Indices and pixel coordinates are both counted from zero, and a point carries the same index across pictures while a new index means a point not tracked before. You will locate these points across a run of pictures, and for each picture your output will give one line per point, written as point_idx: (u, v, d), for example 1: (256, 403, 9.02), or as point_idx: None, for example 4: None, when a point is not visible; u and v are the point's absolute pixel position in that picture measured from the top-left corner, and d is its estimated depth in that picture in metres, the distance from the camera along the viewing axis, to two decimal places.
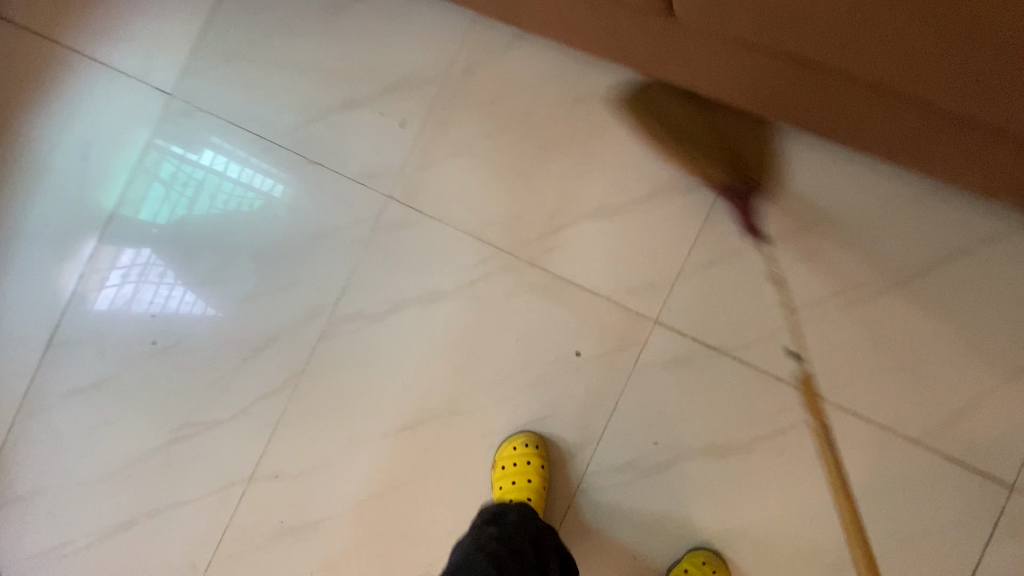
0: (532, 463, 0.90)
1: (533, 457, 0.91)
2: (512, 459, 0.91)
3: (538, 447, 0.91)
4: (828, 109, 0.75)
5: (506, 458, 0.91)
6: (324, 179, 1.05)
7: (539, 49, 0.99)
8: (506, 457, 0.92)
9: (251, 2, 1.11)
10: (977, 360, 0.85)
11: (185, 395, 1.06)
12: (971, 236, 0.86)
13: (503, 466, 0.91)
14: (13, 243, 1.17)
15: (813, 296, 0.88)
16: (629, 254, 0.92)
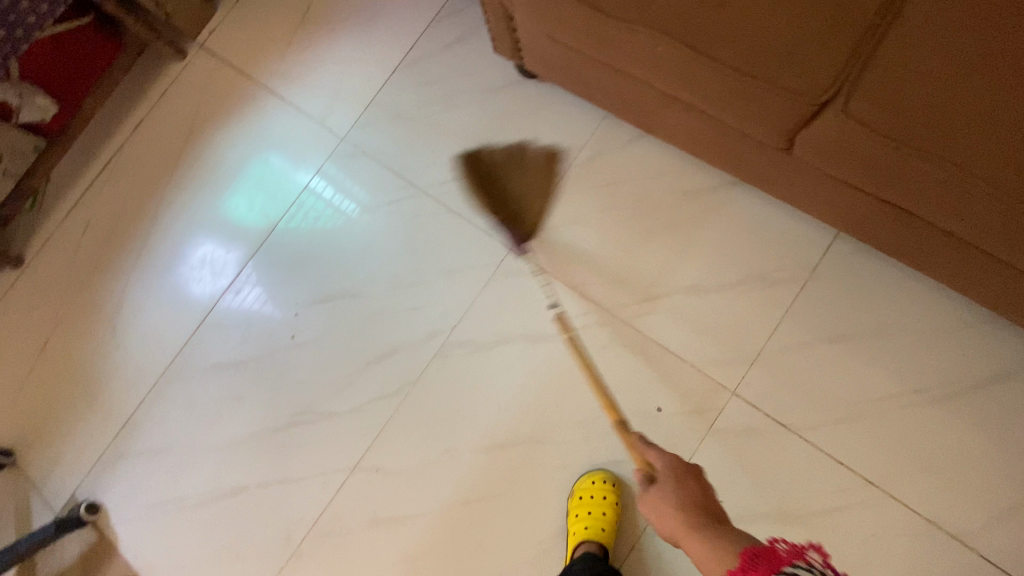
0: (607, 498, 1.02)
1: (609, 493, 1.03)
2: (591, 491, 1.03)
3: (614, 484, 1.04)
4: (905, 242, 0.90)
5: (585, 490, 1.04)
6: (458, 224, 1.25)
7: (657, 148, 1.19)
8: (585, 488, 1.04)
9: (420, 73, 1.35)
10: (1019, 473, 0.96)
11: (310, 386, 1.24)
12: (1019, 363, 0.99)
13: (581, 496, 1.03)
14: (189, 235, 1.41)
15: (874, 393, 1.01)
16: (714, 331, 1.08)
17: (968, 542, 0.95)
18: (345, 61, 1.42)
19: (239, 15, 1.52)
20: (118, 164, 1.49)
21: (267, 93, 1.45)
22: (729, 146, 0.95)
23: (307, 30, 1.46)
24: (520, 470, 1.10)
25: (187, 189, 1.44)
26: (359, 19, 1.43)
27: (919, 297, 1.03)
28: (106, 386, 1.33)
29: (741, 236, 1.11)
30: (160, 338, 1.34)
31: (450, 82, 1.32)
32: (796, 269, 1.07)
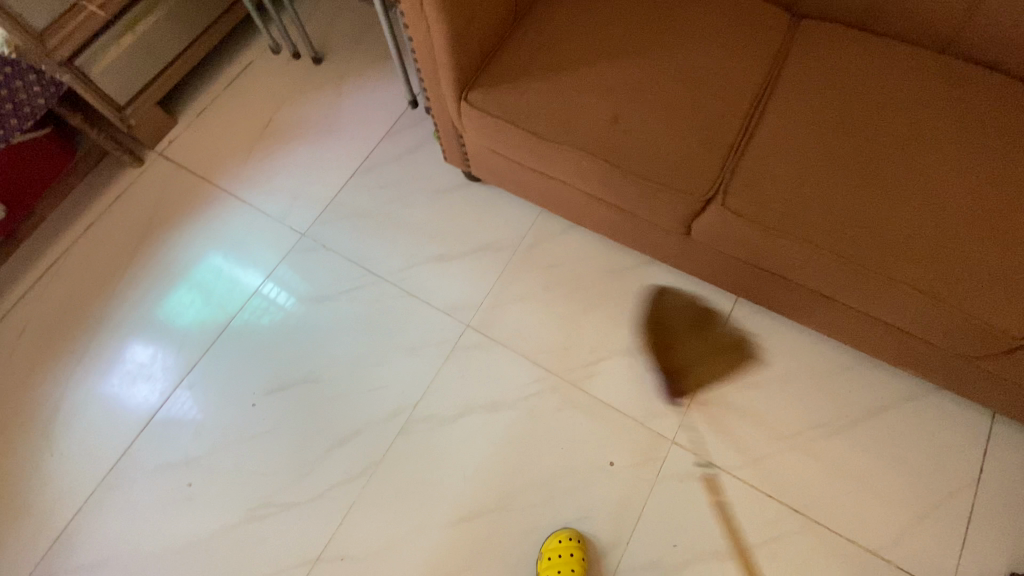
0: (574, 554, 1.06)
1: (575, 549, 1.07)
2: (558, 550, 1.07)
3: (579, 541, 1.08)
4: (787, 301, 1.10)
5: (553, 549, 1.07)
6: (417, 307, 1.37)
7: (587, 235, 1.40)
8: (552, 548, 1.07)
9: (376, 176, 1.52)
10: (916, 487, 1.11)
11: (268, 478, 1.22)
12: (899, 393, 1.18)
13: (549, 557, 1.06)
14: (139, 332, 1.40)
15: (789, 430, 1.17)
16: (651, 386, 1.23)
17: (889, 557, 1.06)
18: (304, 167, 1.56)
19: (200, 127, 1.65)
20: (64, 265, 1.48)
21: (227, 195, 1.55)
22: (644, 233, 1.16)
23: (267, 140, 1.61)
24: (488, 539, 1.13)
25: (138, 287, 1.45)
26: (317, 131, 1.60)
27: (813, 345, 1.23)
28: (37, 497, 1.24)
29: (663, 304, 1.31)
30: (102, 441, 1.28)
31: (404, 184, 1.50)
32: (710, 329, 1.28)
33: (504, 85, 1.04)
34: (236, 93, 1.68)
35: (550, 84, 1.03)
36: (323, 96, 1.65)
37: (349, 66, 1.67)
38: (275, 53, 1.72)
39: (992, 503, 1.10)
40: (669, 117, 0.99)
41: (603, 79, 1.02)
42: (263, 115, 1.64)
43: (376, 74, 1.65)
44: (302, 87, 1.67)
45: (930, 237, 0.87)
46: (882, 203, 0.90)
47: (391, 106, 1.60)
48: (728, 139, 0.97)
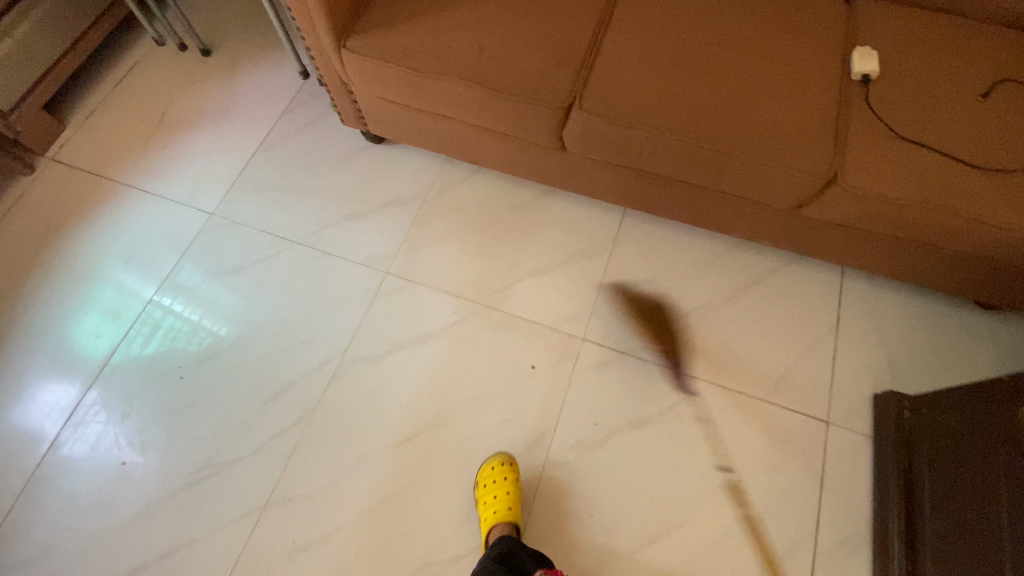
0: (508, 477, 1.13)
1: (509, 472, 1.13)
2: (493, 475, 1.13)
3: (511, 464, 1.15)
4: (659, 198, 1.26)
5: (488, 476, 1.13)
6: (335, 263, 1.43)
7: (488, 177, 1.52)
8: (488, 475, 1.13)
9: (280, 151, 1.57)
10: (790, 339, 1.29)
11: (206, 442, 1.24)
12: (767, 267, 1.37)
13: (485, 483, 1.12)
14: (50, 330, 1.37)
15: (682, 312, 1.33)
16: (560, 297, 1.36)
17: (775, 400, 1.24)
18: (206, 152, 1.59)
19: (91, 128, 1.63)
20: None
21: (129, 188, 1.54)
22: (530, 157, 1.29)
23: (164, 132, 1.62)
24: (430, 454, 1.21)
25: (43, 288, 1.42)
26: (215, 117, 1.63)
27: (693, 240, 1.41)
28: None
29: (563, 226, 1.45)
30: (26, 440, 1.26)
31: (308, 155, 1.56)
32: (606, 241, 1.42)
33: (378, 31, 1.14)
34: (125, 91, 1.68)
35: (420, 25, 1.14)
36: (217, 84, 1.68)
37: (240, 53, 1.71)
38: (160, 45, 1.73)
39: (850, 342, 1.28)
40: (527, 42, 1.12)
41: (466, 16, 1.15)
42: (156, 109, 1.65)
43: (269, 58, 1.70)
44: (194, 78, 1.69)
45: (747, 110, 1.05)
46: (708, 89, 1.07)
47: (287, 85, 1.66)
48: (579, 54, 1.11)
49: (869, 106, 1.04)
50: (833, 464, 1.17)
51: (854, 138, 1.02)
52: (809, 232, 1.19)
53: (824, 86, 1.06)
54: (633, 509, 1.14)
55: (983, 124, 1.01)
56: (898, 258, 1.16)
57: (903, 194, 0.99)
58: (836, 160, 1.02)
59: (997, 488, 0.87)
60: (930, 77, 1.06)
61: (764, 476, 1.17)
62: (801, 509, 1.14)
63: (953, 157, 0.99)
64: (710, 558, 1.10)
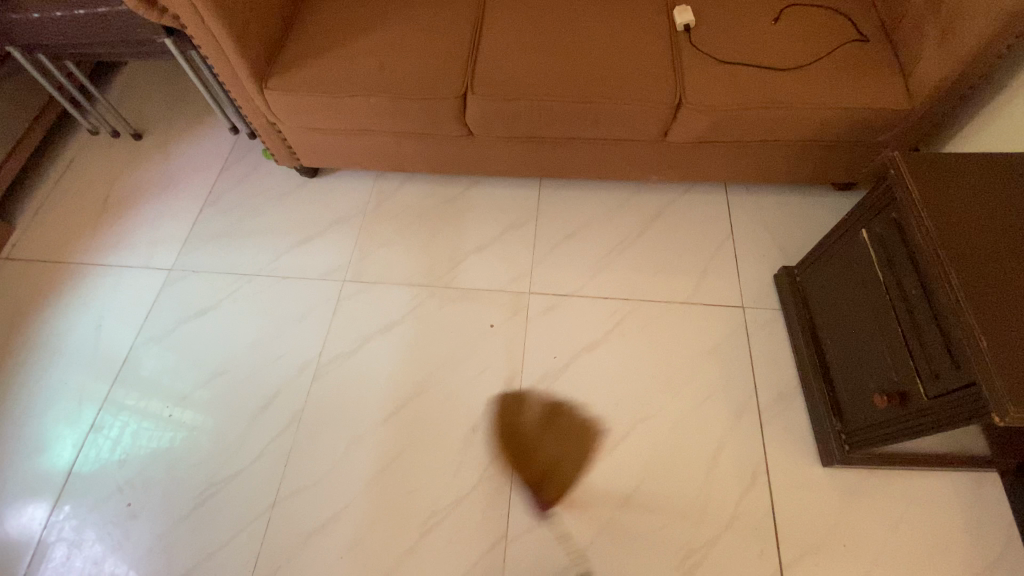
0: None
1: None
2: None
3: None
4: (561, 159, 1.49)
5: None
6: (296, 283, 1.56)
7: (417, 184, 1.72)
8: None
9: (225, 203, 1.72)
10: (698, 250, 1.52)
11: (205, 463, 1.31)
12: (666, 200, 1.61)
13: None
14: (32, 409, 1.42)
15: (606, 252, 1.54)
16: (502, 264, 1.55)
17: (698, 300, 1.44)
18: (156, 219, 1.71)
19: (38, 223, 1.73)
20: None
21: (86, 266, 1.64)
22: (446, 149, 1.50)
23: (111, 211, 1.74)
24: (415, 422, 1.32)
25: (18, 372, 1.48)
26: (158, 189, 1.77)
27: (600, 193, 1.64)
28: None
29: (490, 208, 1.65)
30: (26, 512, 1.29)
31: (252, 200, 1.72)
32: (530, 210, 1.63)
33: (294, 69, 1.34)
34: (66, 185, 1.80)
35: (327, 58, 1.35)
36: (153, 162, 1.83)
37: (171, 131, 1.88)
38: (94, 134, 1.88)
39: (745, 241, 1.52)
40: (421, 53, 1.35)
41: (366, 43, 1.36)
42: (100, 193, 1.77)
43: (199, 130, 1.87)
44: (132, 161, 1.83)
45: (604, 67, 1.30)
46: (570, 58, 1.32)
47: (220, 148, 1.83)
48: (463, 54, 1.34)
49: (694, 46, 1.32)
50: (756, 337, 1.37)
51: (689, 70, 1.29)
52: (684, 156, 1.44)
53: (657, 39, 1.34)
54: (604, 417, 1.29)
55: (779, 40, 1.31)
56: (756, 161, 1.43)
57: (734, 101, 1.25)
58: (679, 88, 1.28)
59: (863, 300, 1.08)
60: (735, 17, 1.36)
61: (704, 363, 1.35)
62: (739, 379, 1.32)
63: (763, 67, 1.27)
64: (676, 438, 1.26)
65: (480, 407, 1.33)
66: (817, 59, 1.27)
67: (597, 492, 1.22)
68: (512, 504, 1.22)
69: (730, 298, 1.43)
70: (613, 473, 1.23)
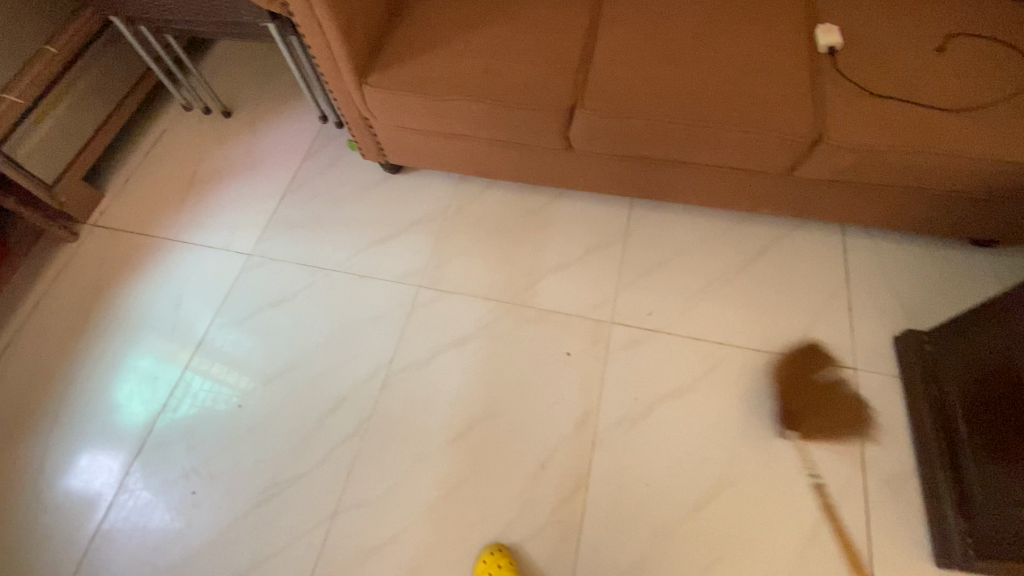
0: None
1: None
2: None
3: None
4: (665, 183, 1.37)
5: None
6: (372, 284, 1.53)
7: (502, 191, 1.64)
8: None
9: (308, 193, 1.70)
10: (805, 297, 1.37)
11: (271, 460, 1.30)
12: (772, 236, 1.46)
13: None
14: (109, 380, 1.45)
15: (701, 286, 1.41)
16: (585, 286, 1.45)
17: (802, 355, 1.30)
18: (239, 201, 1.71)
19: (128, 193, 1.76)
20: (17, 346, 1.51)
21: (169, 241, 1.66)
22: (540, 159, 1.40)
23: (196, 188, 1.75)
24: (483, 447, 1.26)
25: (99, 341, 1.51)
26: (243, 170, 1.77)
27: (698, 220, 1.50)
28: (42, 551, 1.26)
29: (576, 223, 1.55)
30: (96, 485, 1.32)
31: (333, 192, 1.69)
32: (619, 231, 1.52)
33: (395, 65, 1.27)
34: (156, 157, 1.82)
35: (430, 55, 1.27)
36: (240, 141, 1.82)
37: (259, 111, 1.87)
38: (187, 110, 1.90)
39: (860, 294, 1.36)
40: (530, 58, 1.25)
41: (472, 42, 1.28)
42: (187, 169, 1.79)
43: (286, 113, 1.86)
44: (220, 138, 1.84)
45: (734, 88, 1.17)
46: (695, 76, 1.19)
47: (306, 134, 1.81)
48: (575, 63, 1.24)
49: (840, 73, 1.17)
50: (866, 404, 1.24)
51: (832, 100, 1.14)
52: (807, 193, 1.29)
53: (796, 61, 1.19)
54: (687, 470, 1.19)
55: (943, 74, 1.13)
56: (891, 207, 1.26)
57: (883, 141, 1.10)
58: (819, 120, 1.13)
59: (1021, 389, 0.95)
60: (890, 43, 1.19)
61: (803, 428, 1.22)
62: (843, 450, 1.19)
63: (923, 105, 1.11)
64: (766, 508, 1.15)
65: (552, 441, 1.25)
66: (990, 101, 1.09)
67: (674, 556, 1.12)
68: (580, 554, 1.14)
69: (836, 357, 1.30)
70: (692, 537, 1.13)
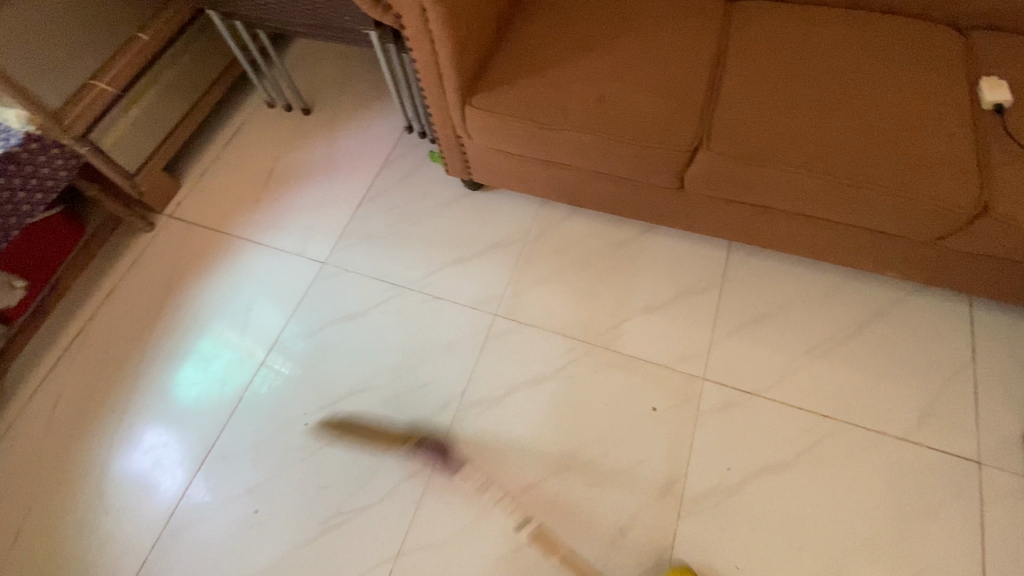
0: None
1: None
2: None
3: None
4: (778, 233, 1.26)
5: None
6: (446, 307, 1.46)
7: (587, 218, 1.54)
8: None
9: (385, 203, 1.65)
10: (922, 374, 1.24)
11: (336, 486, 1.26)
12: (887, 300, 1.33)
13: None
14: (177, 380, 1.43)
15: (805, 349, 1.30)
16: (674, 334, 1.35)
17: (917, 440, 1.18)
18: (314, 205, 1.67)
19: (205, 186, 1.74)
20: (89, 335, 1.51)
21: (243, 241, 1.63)
22: (642, 196, 1.30)
23: (273, 187, 1.72)
24: (558, 502, 1.19)
25: (169, 338, 1.49)
26: (320, 173, 1.72)
27: (802, 274, 1.39)
28: (103, 554, 1.24)
29: (668, 262, 1.44)
30: (160, 490, 1.30)
31: (410, 205, 1.64)
32: (714, 277, 1.41)
33: (502, 86, 1.19)
34: (234, 151, 1.79)
35: (541, 78, 1.19)
36: (318, 141, 1.78)
37: (339, 112, 1.82)
38: (269, 106, 1.86)
39: (988, 376, 1.22)
40: (649, 89, 1.15)
41: (586, 68, 1.19)
42: (264, 166, 1.75)
43: (366, 115, 1.80)
44: (298, 136, 1.80)
45: (884, 144, 1.05)
46: (837, 126, 1.07)
47: (386, 140, 1.75)
48: (700, 99, 1.13)
49: (1009, 135, 1.03)
50: (991, 506, 1.11)
51: (1000, 168, 1.01)
52: (943, 261, 1.16)
53: (957, 118, 1.06)
54: (779, 557, 1.10)
55: None
56: None
57: None
58: (983, 190, 1.00)
59: None
60: None
61: (914, 525, 1.11)
62: (961, 556, 1.07)
63: None
64: None
65: (632, 506, 1.17)
66: None
67: None
68: None
69: (958, 447, 1.16)
70: None
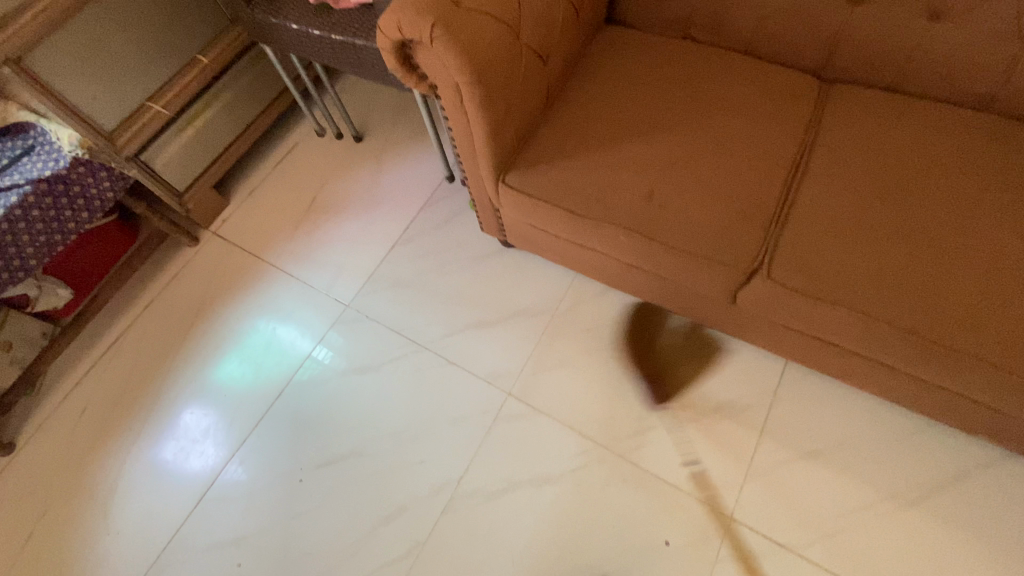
0: None
1: None
2: None
3: None
4: (844, 369, 1.06)
5: None
6: (459, 376, 1.37)
7: (625, 299, 1.39)
8: None
9: (417, 248, 1.58)
10: (1003, 566, 1.02)
11: (318, 555, 1.22)
12: (971, 462, 1.11)
13: None
14: (192, 408, 1.45)
15: (858, 503, 1.10)
16: (703, 456, 1.18)
17: None
18: (348, 241, 1.63)
19: (249, 206, 1.75)
20: (123, 346, 1.56)
21: (275, 270, 1.62)
22: (687, 299, 1.14)
23: (312, 216, 1.69)
24: None
25: (191, 362, 1.51)
26: (359, 207, 1.68)
27: (867, 411, 1.18)
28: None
29: (709, 367, 1.27)
30: (156, 520, 1.32)
31: (442, 254, 1.56)
32: (762, 393, 1.23)
33: (541, 166, 1.07)
34: (282, 173, 1.79)
35: (585, 162, 1.06)
36: (362, 172, 1.74)
37: (387, 143, 1.77)
38: (320, 135, 1.83)
39: None
40: (708, 191, 0.99)
41: (638, 155, 1.04)
42: (307, 193, 1.74)
43: (413, 151, 1.74)
44: (344, 165, 1.77)
45: (999, 303, 0.83)
46: (940, 270, 0.86)
47: (428, 180, 1.68)
48: (768, 210, 0.96)
49: None
50: None
51: None
52: None
53: None
54: None
55: None
56: None
57: None
58: None
59: None
60: None
61: None
62: None
63: None
64: None
65: None
66: None
67: None
68: None
69: None
70: None
